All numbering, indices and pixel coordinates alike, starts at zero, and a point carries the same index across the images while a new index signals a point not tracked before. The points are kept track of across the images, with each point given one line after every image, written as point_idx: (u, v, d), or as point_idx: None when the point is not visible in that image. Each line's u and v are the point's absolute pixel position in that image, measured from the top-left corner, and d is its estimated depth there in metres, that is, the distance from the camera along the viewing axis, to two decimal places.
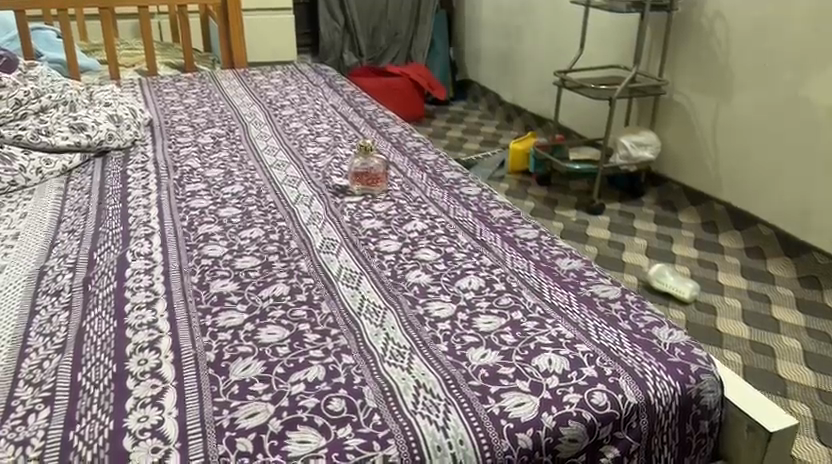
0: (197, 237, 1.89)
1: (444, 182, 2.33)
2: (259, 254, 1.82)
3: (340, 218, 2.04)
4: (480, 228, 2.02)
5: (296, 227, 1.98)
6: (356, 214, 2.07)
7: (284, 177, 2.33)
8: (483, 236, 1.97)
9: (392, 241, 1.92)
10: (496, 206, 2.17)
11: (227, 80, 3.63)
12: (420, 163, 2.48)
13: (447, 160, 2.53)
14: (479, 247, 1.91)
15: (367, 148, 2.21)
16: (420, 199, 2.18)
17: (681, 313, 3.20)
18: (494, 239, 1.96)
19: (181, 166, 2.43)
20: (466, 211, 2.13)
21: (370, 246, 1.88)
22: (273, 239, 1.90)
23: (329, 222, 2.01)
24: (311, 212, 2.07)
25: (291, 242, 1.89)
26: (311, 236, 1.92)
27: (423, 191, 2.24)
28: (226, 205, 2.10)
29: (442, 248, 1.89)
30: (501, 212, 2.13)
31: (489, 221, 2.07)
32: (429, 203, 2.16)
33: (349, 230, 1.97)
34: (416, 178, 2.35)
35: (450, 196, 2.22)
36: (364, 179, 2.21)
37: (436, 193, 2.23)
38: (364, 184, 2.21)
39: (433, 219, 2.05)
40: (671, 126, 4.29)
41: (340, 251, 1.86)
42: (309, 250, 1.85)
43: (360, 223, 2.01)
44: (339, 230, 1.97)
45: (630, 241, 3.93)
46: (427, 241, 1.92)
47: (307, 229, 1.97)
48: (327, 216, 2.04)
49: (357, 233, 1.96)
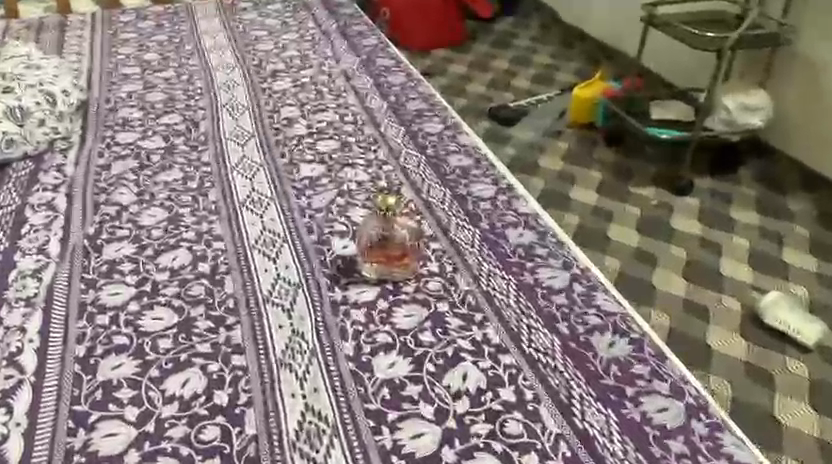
0: (93, 399, 1.11)
1: (510, 254, 1.43)
2: (187, 453, 1.02)
3: (337, 350, 1.19)
4: (587, 388, 1.12)
5: (264, 377, 1.14)
6: (361, 337, 1.22)
7: (257, 234, 1.49)
8: (587, 414, 1.08)
9: (423, 424, 1.05)
10: (598, 318, 1.26)
11: (207, 19, 2.69)
12: (472, 208, 1.57)
13: (511, 198, 1.62)
14: (581, 451, 1.02)
15: (393, 206, 1.32)
16: (472, 295, 1.31)
17: (804, 368, 2.45)
18: (601, 419, 1.07)
19: (106, 202, 1.62)
20: (549, 334, 1.22)
21: (381, 444, 1.03)
22: (218, 412, 1.09)
23: (316, 360, 1.17)
24: (288, 331, 1.23)
25: (247, 418, 1.08)
26: (282, 407, 1.09)
27: (476, 276, 1.36)
28: (157, 302, 1.31)
29: (513, 445, 1.02)
30: (608, 339, 1.21)
31: (590, 359, 1.17)
32: (487, 306, 1.28)
33: (349, 380, 1.13)
34: (466, 241, 1.46)
35: (521, 288, 1.33)
36: (385, 259, 1.35)
37: (496, 281, 1.35)
38: (386, 268, 1.35)
39: (492, 357, 1.17)
40: (790, 84, 3.32)
41: (329, 451, 1.03)
42: (272, 449, 1.03)
43: (363, 366, 1.16)
44: (330, 384, 1.12)
45: (726, 239, 3.07)
46: (490, 430, 1.04)
47: (281, 380, 1.14)
48: (312, 349, 1.19)
49: (365, 397, 1.10)
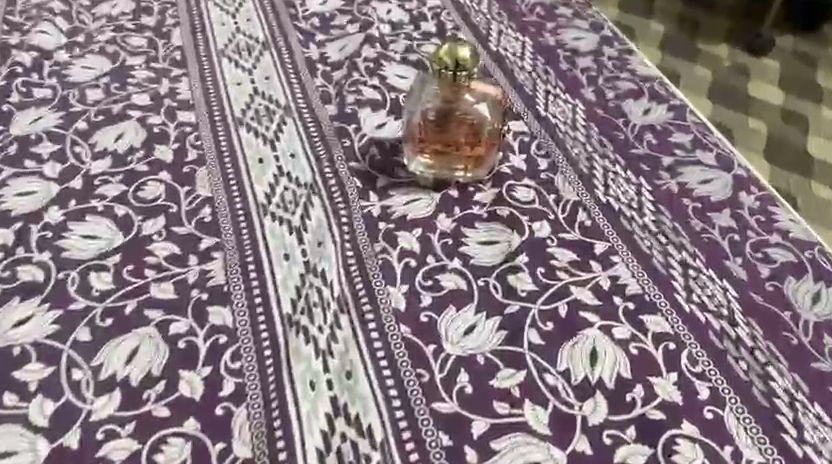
0: None
1: (634, 143, 0.94)
2: None
3: (381, 302, 0.73)
4: (794, 379, 0.69)
5: (262, 348, 0.69)
6: (417, 279, 0.76)
7: (245, 103, 0.98)
8: (802, 428, 0.66)
9: (538, 443, 0.62)
10: (785, 252, 0.81)
11: None
12: (566, 69, 1.06)
13: (622, 54, 1.09)
14: None
15: (465, 66, 0.79)
16: (587, 212, 0.84)
17: None
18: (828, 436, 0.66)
19: (18, 45, 1.08)
20: (718, 281, 0.77)
21: None
22: (188, 411, 0.65)
23: (348, 319, 0.72)
24: (297, 266, 0.77)
25: (236, 424, 0.64)
26: (294, 407, 0.65)
27: (587, 179, 0.88)
28: (90, 211, 0.83)
29: None
30: (815, 293, 0.77)
31: (791, 326, 0.73)
32: (612, 231, 0.82)
33: (404, 357, 0.69)
34: (564, 122, 0.97)
35: (660, 199, 0.86)
36: (443, 152, 0.86)
37: (618, 188, 0.87)
38: (444, 166, 0.87)
39: (631, 320, 0.72)
40: None
41: None
42: None
43: (425, 331, 0.71)
44: (373, 366, 0.68)
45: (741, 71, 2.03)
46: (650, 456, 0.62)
47: (289, 354, 0.68)
48: (338, 300, 0.73)
49: (432, 390, 0.66)
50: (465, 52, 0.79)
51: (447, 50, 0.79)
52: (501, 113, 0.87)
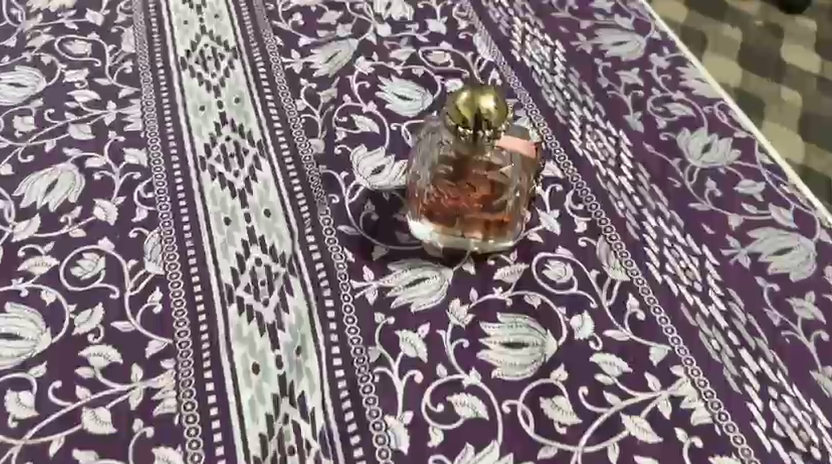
0: None
1: (693, 195, 0.76)
2: None
3: (377, 442, 0.57)
4: None
5: None
6: (425, 403, 0.59)
7: (210, 137, 0.79)
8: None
9: None
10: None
11: None
12: (606, 87, 0.87)
13: (673, 65, 0.90)
14: None
15: (489, 122, 0.61)
16: (639, 299, 0.67)
17: None
18: None
19: None
20: (806, 405, 0.61)
21: None
22: None
23: None
24: (268, 382, 0.60)
25: None
26: None
27: (638, 248, 0.71)
28: (10, 296, 0.66)
29: None
30: None
31: None
32: (672, 330, 0.65)
33: None
34: (606, 164, 0.79)
35: (729, 279, 0.69)
36: (454, 221, 0.68)
37: (676, 262, 0.70)
38: (453, 237, 0.69)
39: None
40: None
41: None
42: None
43: None
44: None
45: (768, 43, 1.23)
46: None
47: None
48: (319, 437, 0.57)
49: None
50: (490, 102, 0.60)
51: (466, 98, 0.61)
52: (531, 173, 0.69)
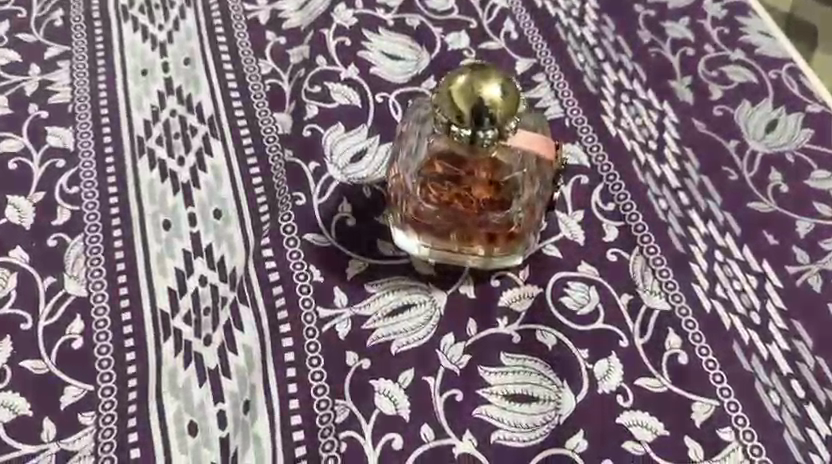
0: None
1: (752, 192, 0.61)
2: None
3: None
4: None
5: None
6: None
7: (152, 111, 0.64)
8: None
9: None
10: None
11: None
12: (647, 42, 0.70)
13: (733, 14, 0.72)
14: None
15: (492, 118, 0.47)
16: (682, 337, 0.53)
17: None
18: None
19: None
20: None
21: None
22: None
23: None
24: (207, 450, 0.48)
25: None
26: None
27: (681, 265, 0.56)
28: None
29: None
30: None
31: None
32: (723, 379, 0.52)
33: None
34: (645, 148, 0.63)
35: (793, 306, 0.55)
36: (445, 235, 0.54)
37: (730, 283, 0.56)
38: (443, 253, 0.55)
39: None
40: None
41: None
42: None
43: None
44: None
45: None
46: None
47: None
48: None
49: None
50: (496, 93, 0.46)
51: (464, 85, 0.47)
52: (545, 178, 0.54)
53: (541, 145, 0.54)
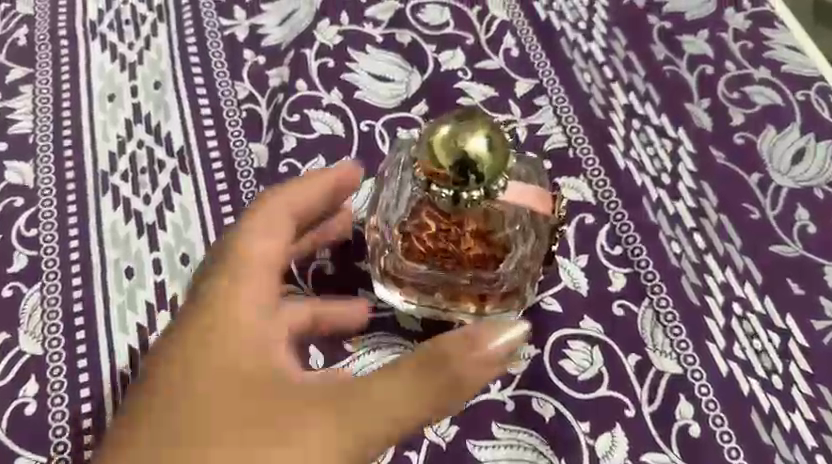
0: None
1: (776, 234, 0.55)
2: None
3: None
4: None
5: None
6: None
7: (118, 141, 0.59)
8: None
9: None
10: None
11: None
12: (661, 60, 0.63)
13: (758, 25, 0.65)
14: None
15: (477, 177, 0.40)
16: (693, 405, 0.48)
17: None
18: None
19: None
20: None
21: None
22: None
23: None
24: None
25: None
26: None
27: (695, 320, 0.51)
28: None
29: None
30: None
31: None
32: (738, 454, 0.46)
33: None
34: (657, 183, 0.57)
35: (820, 368, 0.49)
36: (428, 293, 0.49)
37: (749, 341, 0.50)
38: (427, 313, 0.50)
39: None
40: None
41: None
42: None
43: None
44: None
45: None
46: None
47: None
48: None
49: None
50: (483, 146, 0.40)
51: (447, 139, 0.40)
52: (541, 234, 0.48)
53: (538, 197, 0.46)
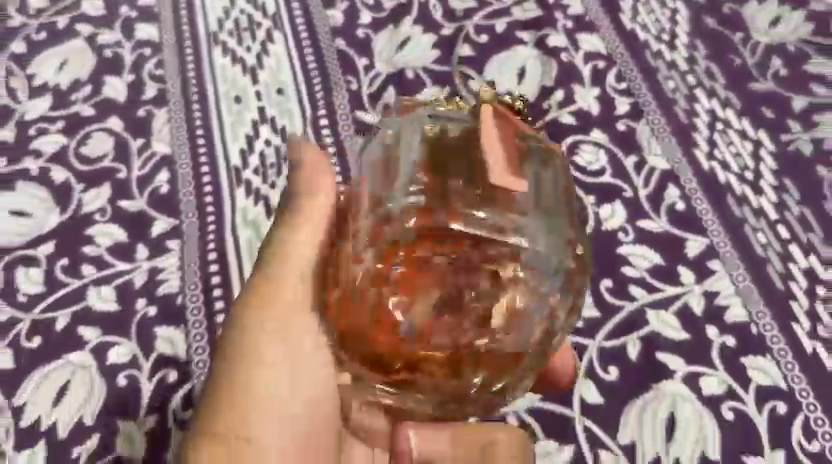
0: None
1: (754, 75, 0.67)
2: None
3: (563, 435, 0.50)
4: None
5: None
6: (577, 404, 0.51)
7: (223, 9, 0.74)
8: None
9: None
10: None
11: None
12: None
13: None
14: None
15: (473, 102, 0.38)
16: (679, 189, 0.60)
17: None
18: None
19: None
20: None
21: None
22: None
23: None
24: None
25: None
26: None
27: (683, 132, 0.64)
28: (21, 173, 0.65)
29: None
30: None
31: None
32: (714, 222, 0.59)
33: None
34: (658, 40, 0.69)
35: (783, 166, 0.62)
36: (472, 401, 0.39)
37: (727, 147, 0.63)
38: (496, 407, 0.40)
39: (728, 365, 0.52)
40: None
41: None
42: None
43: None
44: None
45: None
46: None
47: None
48: None
49: None
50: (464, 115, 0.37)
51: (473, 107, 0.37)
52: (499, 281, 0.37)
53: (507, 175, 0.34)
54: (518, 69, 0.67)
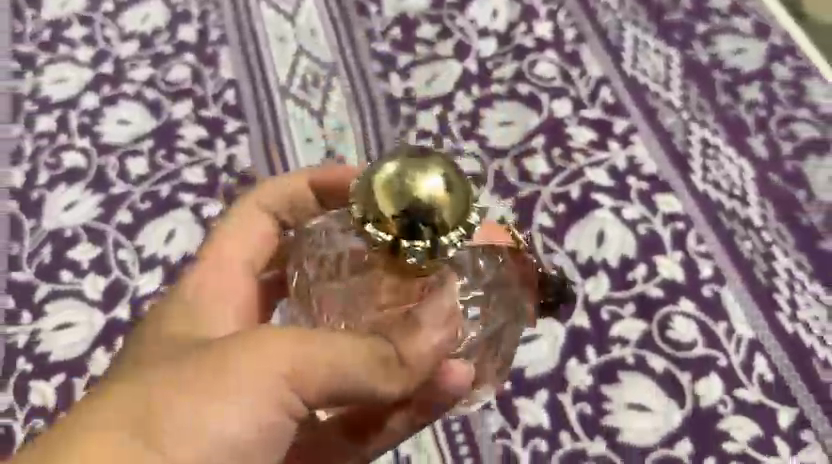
0: (40, 261, 0.75)
1: (669, 9, 0.89)
2: None
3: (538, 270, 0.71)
4: (797, 260, 0.71)
5: None
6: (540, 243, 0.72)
7: None
8: (796, 307, 0.68)
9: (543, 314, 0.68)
10: (812, 130, 0.79)
11: None
12: None
13: None
14: (788, 372, 0.65)
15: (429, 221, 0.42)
16: (611, 88, 0.82)
17: None
18: (819, 313, 0.68)
19: None
20: (736, 160, 0.77)
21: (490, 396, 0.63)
22: None
23: None
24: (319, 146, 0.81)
25: None
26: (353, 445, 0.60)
27: (616, 48, 0.85)
28: (122, 94, 0.86)
29: (682, 362, 0.65)
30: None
31: (801, 205, 0.74)
32: (636, 108, 0.80)
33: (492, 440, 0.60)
34: None
35: (687, 70, 0.84)
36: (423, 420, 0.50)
37: (647, 59, 0.84)
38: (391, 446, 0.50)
39: (642, 201, 0.74)
40: None
41: None
42: None
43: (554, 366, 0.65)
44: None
45: None
46: (642, 340, 0.66)
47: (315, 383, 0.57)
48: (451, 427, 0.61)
49: None
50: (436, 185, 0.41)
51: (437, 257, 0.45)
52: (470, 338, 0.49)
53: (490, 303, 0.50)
54: (492, 11, 0.90)
